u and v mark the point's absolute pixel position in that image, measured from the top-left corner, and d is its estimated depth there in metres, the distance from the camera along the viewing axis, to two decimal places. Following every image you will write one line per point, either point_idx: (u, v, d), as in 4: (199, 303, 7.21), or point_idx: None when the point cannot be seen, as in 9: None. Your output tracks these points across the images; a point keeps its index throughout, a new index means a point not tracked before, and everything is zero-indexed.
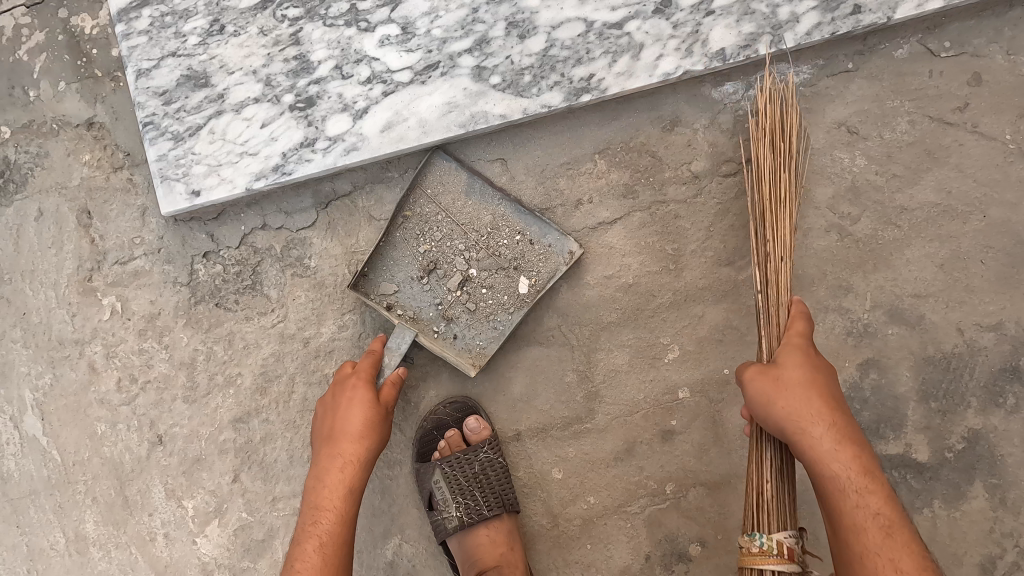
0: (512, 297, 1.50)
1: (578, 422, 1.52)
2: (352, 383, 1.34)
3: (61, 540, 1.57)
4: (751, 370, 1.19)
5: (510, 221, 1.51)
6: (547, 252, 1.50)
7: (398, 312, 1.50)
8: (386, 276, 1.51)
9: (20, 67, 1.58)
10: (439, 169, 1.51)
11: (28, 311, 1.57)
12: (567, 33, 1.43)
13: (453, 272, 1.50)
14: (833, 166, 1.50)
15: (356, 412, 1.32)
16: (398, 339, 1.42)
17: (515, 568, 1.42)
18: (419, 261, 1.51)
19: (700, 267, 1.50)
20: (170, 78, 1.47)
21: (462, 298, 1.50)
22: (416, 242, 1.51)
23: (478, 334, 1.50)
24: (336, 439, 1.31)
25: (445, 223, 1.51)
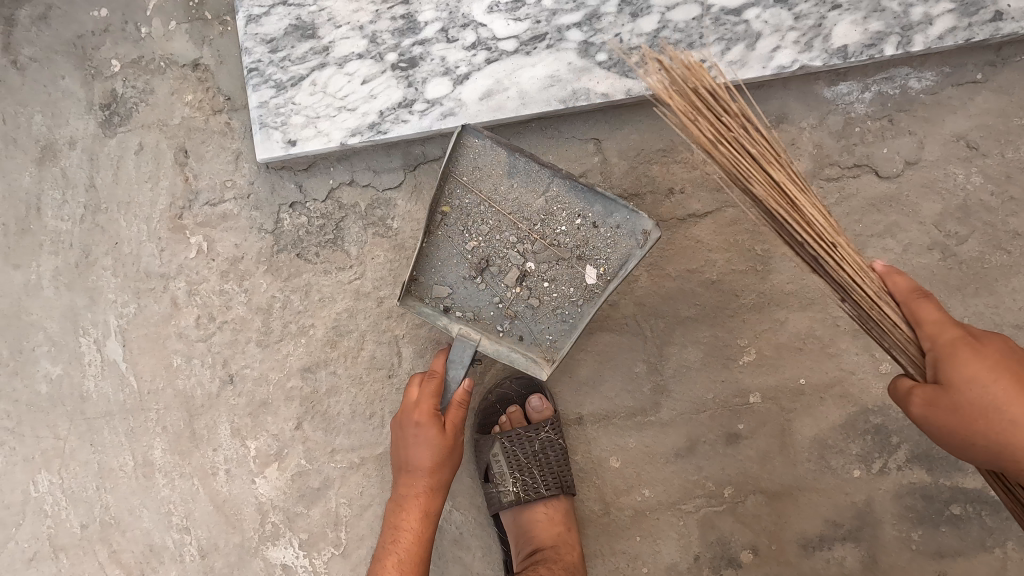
0: (578, 286, 1.41)
1: (642, 414, 1.50)
2: (416, 419, 1.33)
3: (130, 462, 1.64)
4: (920, 403, 1.01)
5: (571, 204, 1.40)
6: (618, 237, 1.39)
7: (456, 314, 1.44)
8: (439, 277, 1.44)
9: (135, 3, 1.62)
10: (473, 149, 1.41)
11: (121, 242, 1.63)
12: (681, 16, 1.39)
13: (510, 265, 1.43)
14: (945, 181, 1.42)
15: (424, 448, 1.33)
16: (458, 353, 1.37)
17: (572, 549, 1.42)
18: (474, 260, 1.43)
19: (789, 272, 1.46)
20: (279, 27, 1.49)
21: (524, 296, 1.43)
22: (466, 237, 1.43)
23: (545, 331, 1.43)
24: (409, 470, 1.35)
25: (493, 214, 1.42)
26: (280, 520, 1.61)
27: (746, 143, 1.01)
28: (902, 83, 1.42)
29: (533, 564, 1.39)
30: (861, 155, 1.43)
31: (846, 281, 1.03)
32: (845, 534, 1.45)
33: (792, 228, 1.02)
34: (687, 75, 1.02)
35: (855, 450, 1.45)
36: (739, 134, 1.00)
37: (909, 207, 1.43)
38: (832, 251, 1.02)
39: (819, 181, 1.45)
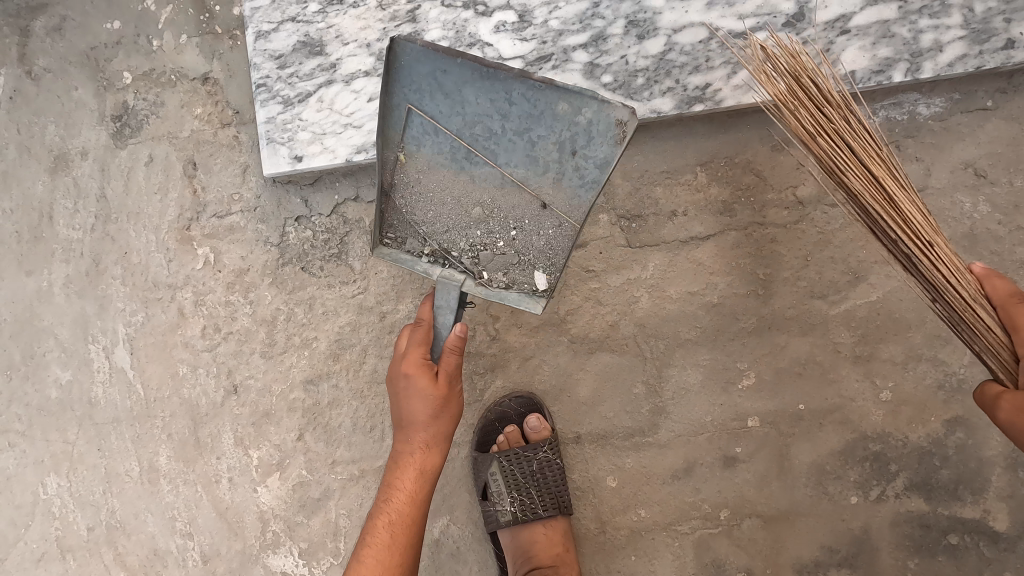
0: (559, 205, 1.25)
1: (640, 434, 1.50)
2: (404, 369, 1.22)
3: (136, 468, 1.67)
4: (1006, 409, 1.02)
5: (535, 107, 1.20)
6: (595, 138, 1.20)
7: (430, 259, 1.28)
8: (410, 223, 1.28)
9: (147, 16, 1.64)
10: (409, 64, 1.18)
11: (130, 251, 1.66)
12: (688, 38, 1.39)
13: (482, 192, 1.27)
14: (952, 210, 1.40)
15: (417, 404, 1.24)
16: (444, 299, 1.23)
17: (569, 569, 1.45)
18: (445, 193, 1.28)
19: (791, 296, 1.45)
20: (287, 43, 1.51)
21: (503, 228, 1.28)
22: (431, 169, 1.27)
23: (533, 262, 1.28)
24: (406, 427, 1.28)
25: (454, 134, 1.24)
26: (281, 529, 1.63)
27: (847, 139, 1.08)
28: (910, 109, 1.41)
29: None
30: None
31: (940, 280, 1.06)
32: (841, 560, 1.45)
33: (884, 220, 1.06)
34: (795, 73, 1.11)
35: (853, 477, 1.45)
36: (841, 129, 1.08)
37: None
38: (929, 250, 1.05)
39: (824, 207, 1.44)
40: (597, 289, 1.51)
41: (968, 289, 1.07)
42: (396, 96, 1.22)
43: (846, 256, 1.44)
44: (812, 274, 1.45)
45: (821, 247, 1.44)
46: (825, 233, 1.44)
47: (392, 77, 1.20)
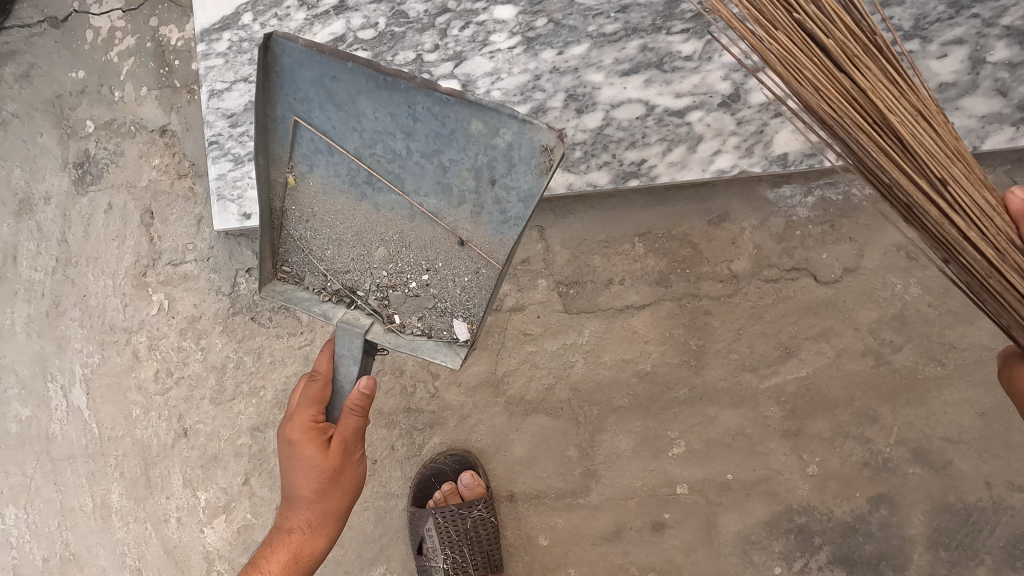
0: (476, 245, 1.18)
1: (572, 496, 1.54)
2: (290, 435, 1.20)
3: (89, 504, 1.73)
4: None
5: (443, 126, 1.13)
6: (509, 159, 1.12)
7: (331, 294, 1.22)
8: (310, 254, 1.23)
9: (110, 67, 1.68)
10: (298, 72, 1.14)
11: (88, 294, 1.71)
12: (625, 114, 1.41)
13: (388, 224, 1.21)
14: (883, 290, 1.43)
15: (303, 476, 1.23)
16: (347, 345, 1.17)
17: None
18: (346, 224, 1.23)
19: (722, 367, 1.48)
20: (239, 102, 1.54)
21: (416, 267, 1.22)
22: (331, 198, 1.22)
23: (452, 303, 1.21)
24: (293, 498, 1.27)
25: (352, 154, 1.19)
26: (225, 570, 1.68)
27: (835, 55, 0.83)
28: (845, 190, 1.43)
29: None
30: (800, 258, 1.45)
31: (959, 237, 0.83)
32: None
33: (884, 165, 0.84)
34: None
35: (778, 548, 1.47)
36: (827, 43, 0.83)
37: (844, 313, 1.44)
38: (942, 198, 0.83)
39: (757, 282, 1.46)
40: (535, 353, 1.54)
41: (998, 244, 0.84)
42: (280, 106, 1.17)
43: (778, 331, 1.46)
44: (744, 347, 1.47)
45: (754, 321, 1.46)
46: (758, 308, 1.46)
47: (274, 84, 1.15)
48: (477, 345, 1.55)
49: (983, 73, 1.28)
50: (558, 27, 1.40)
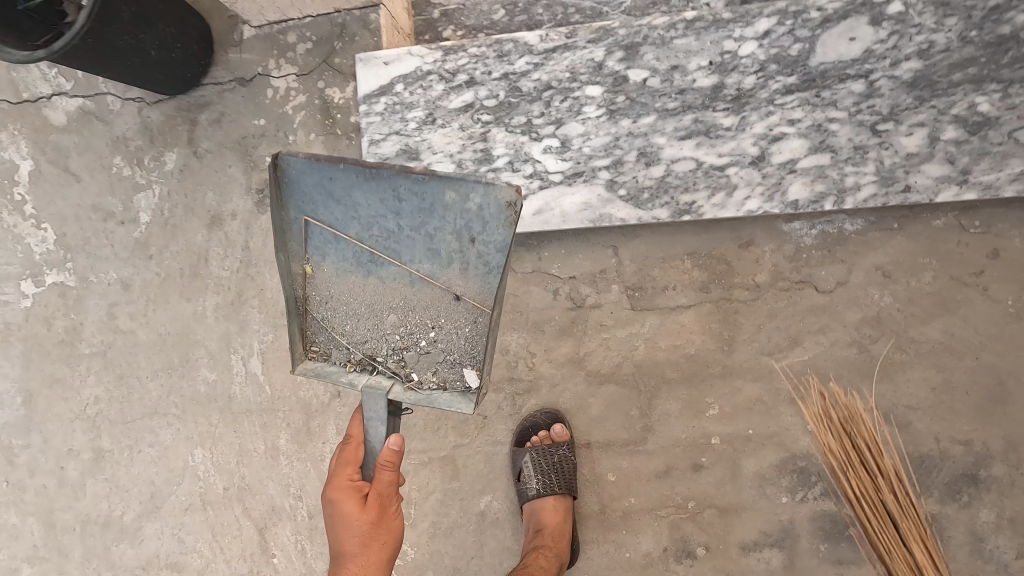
0: (472, 304, 1.68)
1: (633, 444, 2.09)
2: (332, 495, 1.59)
3: (262, 446, 2.30)
4: None
5: (427, 204, 1.61)
6: (478, 218, 1.58)
7: (358, 361, 1.75)
8: (336, 334, 1.77)
9: (287, 118, 2.22)
10: (301, 183, 1.65)
11: (265, 289, 2.26)
12: (682, 168, 1.96)
13: (392, 292, 1.74)
14: (865, 298, 1.98)
15: (348, 531, 1.60)
16: (375, 411, 1.64)
17: (564, 535, 2.00)
18: (360, 298, 1.76)
19: (747, 352, 2.03)
20: (393, 149, 2.09)
21: (424, 329, 1.73)
22: (345, 283, 1.76)
23: (446, 349, 1.71)
24: (341, 558, 1.63)
25: (357, 239, 1.71)
26: None
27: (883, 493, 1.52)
28: (839, 226, 1.99)
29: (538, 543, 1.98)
30: (806, 274, 2.00)
31: None
32: (772, 541, 2.03)
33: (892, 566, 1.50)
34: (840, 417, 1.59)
35: (784, 483, 2.03)
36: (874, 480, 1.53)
37: (837, 314, 1.99)
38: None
39: (774, 290, 2.01)
40: (608, 339, 2.09)
41: None
42: (293, 210, 1.69)
43: (788, 326, 2.01)
44: (763, 338, 2.02)
45: (771, 318, 2.01)
46: (774, 309, 2.01)
47: (286, 195, 1.66)
48: (566, 332, 2.11)
49: (938, 147, 1.86)
50: (633, 102, 1.97)
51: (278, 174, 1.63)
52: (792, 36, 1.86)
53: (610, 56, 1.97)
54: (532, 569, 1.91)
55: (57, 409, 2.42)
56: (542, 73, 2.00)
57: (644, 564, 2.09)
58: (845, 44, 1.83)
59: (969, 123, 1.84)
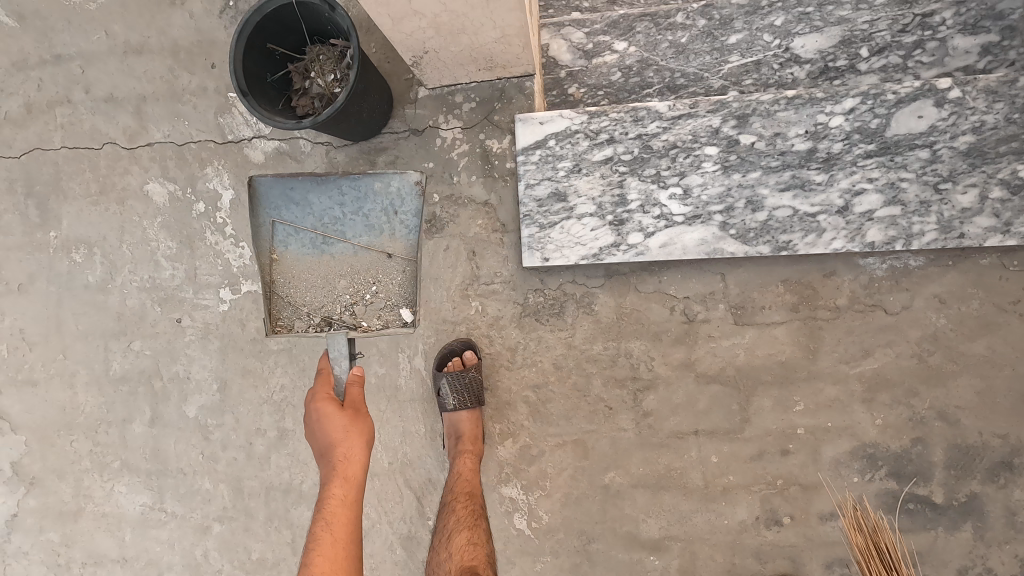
0: (404, 255, 2.81)
1: (733, 432, 2.61)
2: (317, 404, 2.51)
3: (424, 428, 2.82)
4: None
5: (359, 194, 2.81)
6: (398, 203, 2.80)
7: (331, 323, 2.81)
8: (297, 304, 2.84)
9: (452, 162, 2.73)
10: (267, 193, 2.84)
11: (429, 301, 2.78)
12: (782, 214, 2.47)
13: (347, 261, 2.83)
14: (925, 319, 2.49)
15: (326, 428, 2.46)
16: (338, 350, 2.72)
17: (474, 438, 2.69)
18: (316, 272, 2.84)
19: (829, 360, 2.54)
20: (544, 192, 2.59)
21: (366, 284, 2.81)
22: (309, 263, 2.85)
23: (386, 297, 2.81)
24: (326, 456, 2.44)
25: (311, 229, 2.85)
26: (510, 471, 2.76)
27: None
28: (905, 262, 2.51)
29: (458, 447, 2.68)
30: (878, 299, 2.51)
31: None
32: None
33: None
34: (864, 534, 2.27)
35: (856, 466, 2.53)
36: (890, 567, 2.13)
37: (902, 331, 2.50)
38: None
39: (852, 311, 2.52)
40: (715, 347, 2.61)
41: None
42: (264, 216, 2.86)
43: (862, 340, 2.52)
44: (842, 349, 2.53)
45: (849, 334, 2.53)
46: (851, 327, 2.53)
47: (259, 205, 2.85)
48: (680, 342, 2.63)
49: (987, 204, 2.37)
50: (743, 160, 2.48)
51: (253, 190, 2.83)
52: (872, 112, 2.37)
53: (724, 123, 2.48)
54: (466, 471, 2.67)
55: (249, 394, 2.94)
56: (670, 135, 2.51)
57: (740, 529, 2.60)
58: (914, 121, 2.34)
59: (1012, 186, 2.35)
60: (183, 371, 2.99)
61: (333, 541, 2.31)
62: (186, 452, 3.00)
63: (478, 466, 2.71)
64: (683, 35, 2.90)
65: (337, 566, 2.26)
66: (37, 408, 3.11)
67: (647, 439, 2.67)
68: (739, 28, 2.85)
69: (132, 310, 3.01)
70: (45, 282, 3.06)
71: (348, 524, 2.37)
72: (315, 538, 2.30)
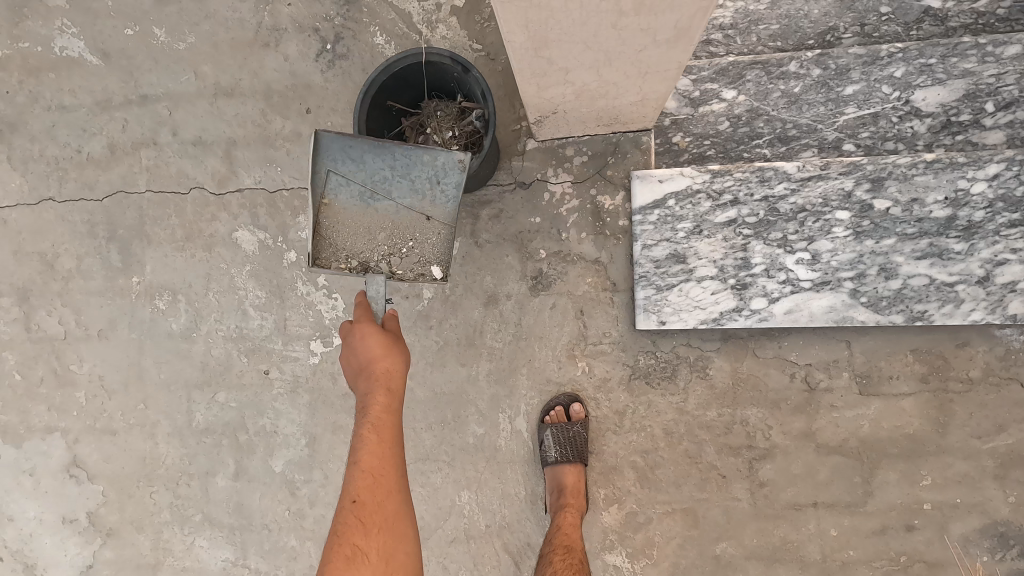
0: (444, 217, 2.15)
1: (855, 505, 2.51)
2: (353, 326, 1.99)
3: (524, 491, 2.72)
4: None
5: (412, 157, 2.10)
6: (450, 168, 2.11)
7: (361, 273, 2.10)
8: (329, 252, 2.09)
9: (561, 218, 2.62)
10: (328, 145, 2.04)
11: (534, 360, 2.68)
12: (917, 282, 2.37)
13: (387, 213, 2.14)
14: None
15: (365, 348, 1.96)
16: (376, 290, 2.07)
17: (576, 495, 2.56)
18: (355, 223, 2.12)
19: (958, 434, 2.46)
20: (662, 253, 2.49)
21: (403, 241, 2.15)
22: (351, 210, 2.11)
23: (419, 256, 2.16)
24: (364, 374, 1.97)
25: (360, 181, 2.10)
26: (615, 539, 2.66)
27: None
28: None
29: (561, 505, 2.55)
30: (1012, 372, 2.43)
31: None
32: None
33: None
34: None
35: (986, 544, 2.43)
36: None
37: None
38: None
39: (984, 384, 2.44)
40: (837, 417, 2.52)
41: None
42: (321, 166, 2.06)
43: (995, 414, 2.44)
44: (973, 423, 2.45)
45: (980, 407, 2.44)
46: (983, 400, 2.44)
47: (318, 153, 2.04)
48: (800, 410, 2.54)
49: None
50: (877, 226, 2.37)
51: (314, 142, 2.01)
52: (1018, 179, 2.26)
53: (857, 187, 2.36)
54: (566, 525, 2.50)
55: (339, 450, 2.84)
56: (798, 198, 2.40)
57: None
58: None
59: None
60: (270, 425, 2.89)
61: (370, 489, 1.85)
62: (271, 508, 2.90)
63: (579, 522, 2.55)
64: (797, 84, 2.62)
65: (378, 518, 1.83)
66: (114, 458, 3.01)
67: (762, 510, 2.57)
68: (857, 78, 2.57)
69: (217, 360, 2.90)
70: (126, 328, 2.96)
71: (390, 473, 1.89)
72: (349, 484, 1.86)
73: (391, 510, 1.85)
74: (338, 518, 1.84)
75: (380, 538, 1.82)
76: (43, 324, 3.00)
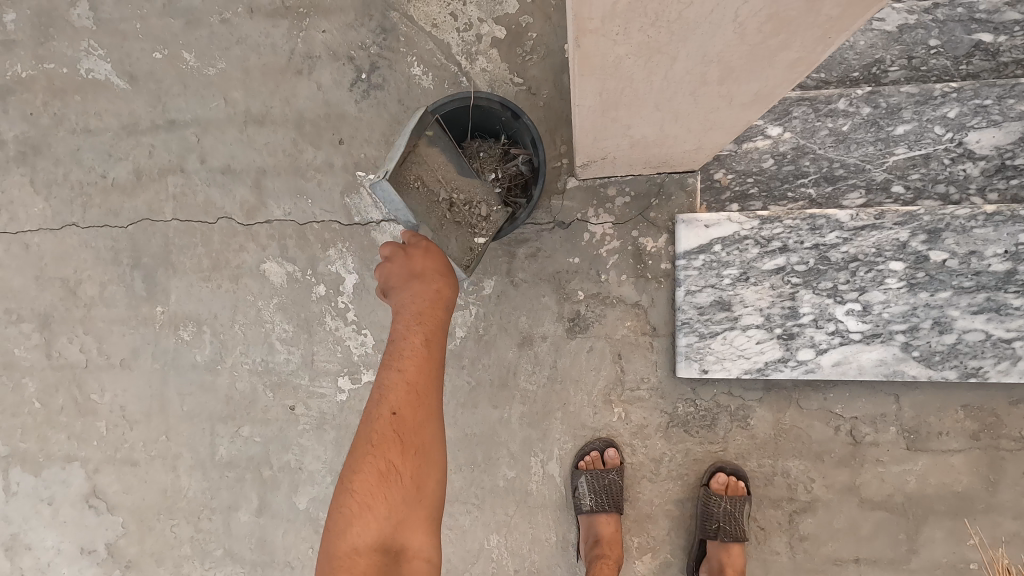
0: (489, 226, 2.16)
1: (898, 562, 2.44)
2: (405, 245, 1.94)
3: (554, 537, 2.65)
4: None
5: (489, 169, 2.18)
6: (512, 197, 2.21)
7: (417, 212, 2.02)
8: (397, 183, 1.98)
9: (600, 259, 2.55)
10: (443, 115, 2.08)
11: (568, 403, 2.61)
12: (972, 337, 2.29)
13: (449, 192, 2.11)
14: None
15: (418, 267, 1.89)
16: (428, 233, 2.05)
17: (612, 545, 2.49)
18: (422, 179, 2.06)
19: (1008, 493, 2.38)
20: (706, 299, 2.41)
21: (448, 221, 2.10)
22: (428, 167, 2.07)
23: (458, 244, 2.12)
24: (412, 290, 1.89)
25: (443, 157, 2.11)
26: None
27: None
28: None
29: (596, 554, 2.47)
30: None
31: None
32: None
33: None
34: None
35: None
36: None
37: None
38: None
39: None
40: (882, 472, 2.45)
41: None
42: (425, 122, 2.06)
43: None
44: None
45: None
46: None
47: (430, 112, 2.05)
48: (844, 463, 2.47)
49: None
50: (932, 278, 2.27)
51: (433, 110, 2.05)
52: None
53: (913, 237, 2.25)
54: None
55: None
56: (850, 247, 2.29)
57: None
58: None
59: None
60: (294, 461, 2.82)
61: (410, 406, 1.80)
62: (295, 545, 2.84)
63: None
64: (845, 122, 2.36)
65: (413, 438, 1.79)
66: (135, 489, 2.94)
67: (802, 564, 2.49)
68: (910, 119, 2.30)
69: (241, 394, 2.84)
70: (149, 358, 2.89)
71: (429, 397, 1.84)
72: (388, 397, 1.81)
73: (426, 435, 1.82)
74: (373, 427, 1.80)
75: (414, 461, 1.79)
76: (65, 352, 2.93)
